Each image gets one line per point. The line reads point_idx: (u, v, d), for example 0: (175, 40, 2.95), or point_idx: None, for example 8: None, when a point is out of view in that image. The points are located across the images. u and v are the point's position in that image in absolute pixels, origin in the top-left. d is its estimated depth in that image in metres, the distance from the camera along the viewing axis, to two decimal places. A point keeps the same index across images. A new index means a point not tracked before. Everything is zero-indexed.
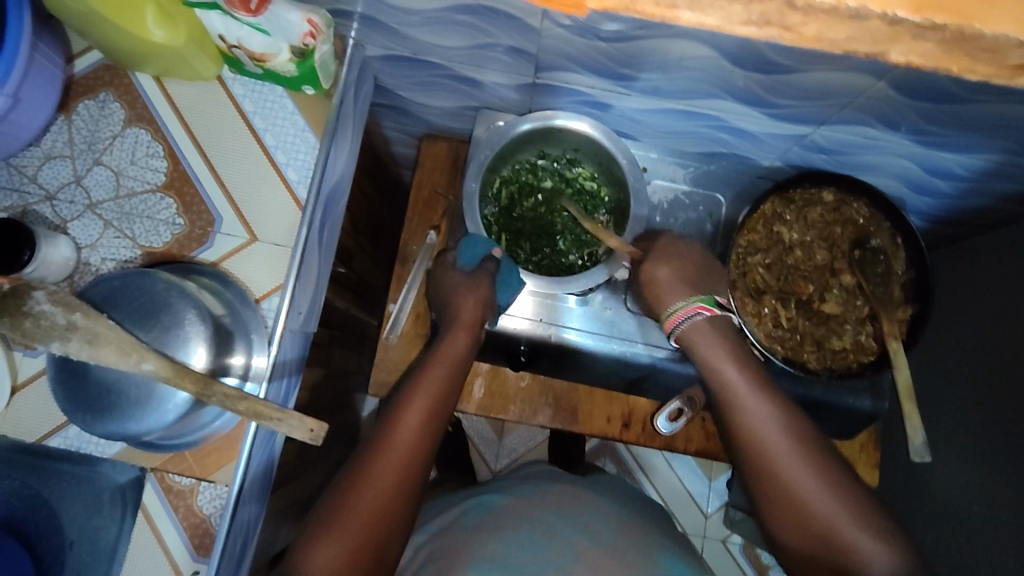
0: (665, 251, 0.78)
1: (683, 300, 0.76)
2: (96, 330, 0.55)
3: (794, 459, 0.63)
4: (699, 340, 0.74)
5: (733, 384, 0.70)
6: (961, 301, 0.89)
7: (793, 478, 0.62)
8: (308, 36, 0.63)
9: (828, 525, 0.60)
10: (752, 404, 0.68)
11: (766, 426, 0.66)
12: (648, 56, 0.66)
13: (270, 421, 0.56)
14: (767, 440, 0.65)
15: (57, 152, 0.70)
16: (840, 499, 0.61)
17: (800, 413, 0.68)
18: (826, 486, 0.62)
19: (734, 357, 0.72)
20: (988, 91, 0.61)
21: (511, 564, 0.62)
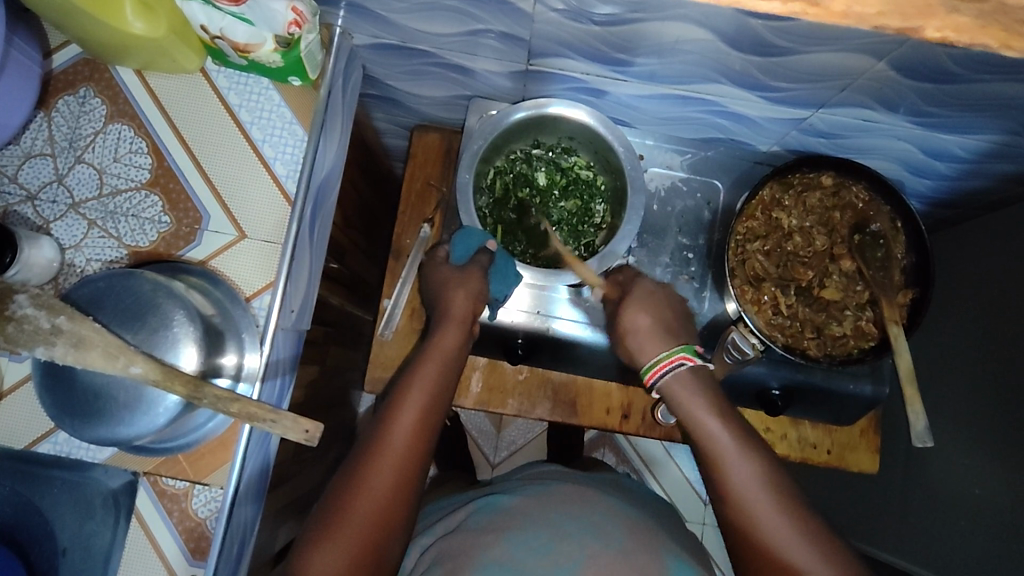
0: (644, 297, 0.75)
1: (663, 353, 0.70)
2: (81, 333, 0.53)
3: (774, 517, 0.59)
4: (680, 392, 0.68)
5: (716, 439, 0.64)
6: (961, 283, 0.89)
7: (779, 544, 0.58)
8: (293, 25, 0.60)
9: None
10: (733, 460, 0.63)
11: (750, 487, 0.61)
12: (643, 40, 0.65)
13: (264, 422, 0.55)
14: (750, 502, 0.60)
15: (37, 150, 0.68)
16: (828, 569, 0.56)
17: (779, 464, 0.63)
18: (811, 550, 0.57)
19: (716, 410, 0.66)
20: (989, 68, 0.60)
21: (521, 567, 0.61)
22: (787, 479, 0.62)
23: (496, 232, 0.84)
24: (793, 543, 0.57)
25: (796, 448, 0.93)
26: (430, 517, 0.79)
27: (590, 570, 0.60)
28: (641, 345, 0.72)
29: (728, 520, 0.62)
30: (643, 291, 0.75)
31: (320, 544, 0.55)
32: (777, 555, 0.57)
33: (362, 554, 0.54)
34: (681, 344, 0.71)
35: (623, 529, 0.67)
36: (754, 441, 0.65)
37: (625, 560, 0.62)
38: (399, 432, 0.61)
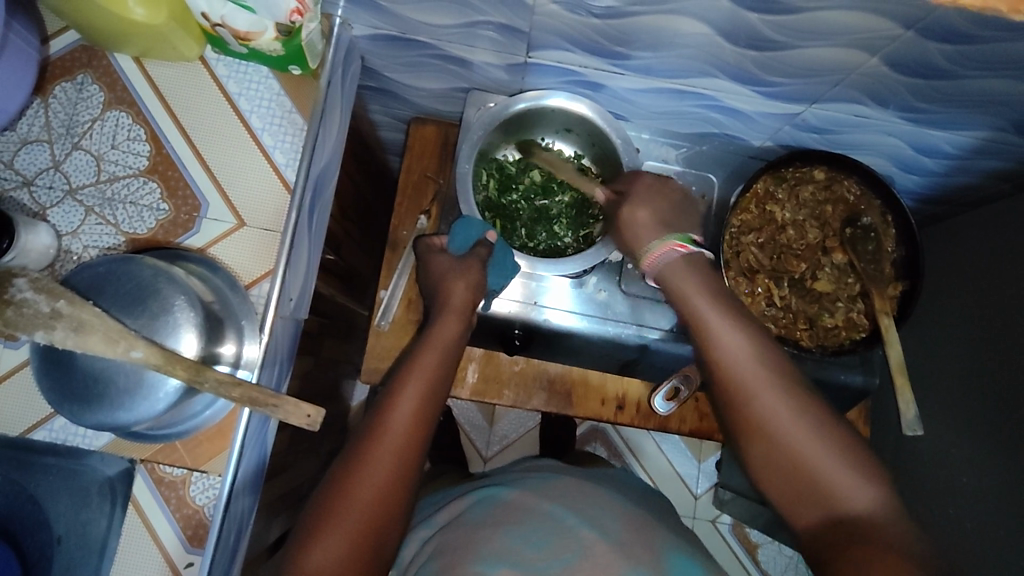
0: (648, 189, 0.70)
1: (657, 240, 0.66)
2: (80, 317, 0.53)
3: (772, 392, 0.56)
4: (674, 279, 0.64)
5: (713, 324, 0.60)
6: (947, 278, 0.91)
7: (772, 416, 0.55)
8: (295, 13, 0.60)
9: (813, 470, 0.53)
10: (723, 333, 0.59)
11: (742, 358, 0.58)
12: (642, 33, 0.66)
13: (265, 408, 0.56)
14: (742, 376, 0.57)
15: (33, 136, 0.67)
16: (822, 436, 0.54)
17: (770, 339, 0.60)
18: (811, 426, 0.54)
19: (710, 296, 0.62)
20: (979, 63, 0.62)
21: (517, 559, 0.61)
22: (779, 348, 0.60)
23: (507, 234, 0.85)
24: (788, 412, 0.55)
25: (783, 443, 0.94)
26: (426, 510, 0.80)
27: (588, 563, 0.60)
28: (637, 238, 0.68)
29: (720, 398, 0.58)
30: (648, 184, 0.71)
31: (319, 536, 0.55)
32: (770, 429, 0.55)
33: (360, 546, 0.54)
34: (679, 233, 0.66)
35: (622, 521, 0.68)
36: (744, 316, 0.61)
37: (625, 554, 0.62)
38: (397, 422, 0.60)
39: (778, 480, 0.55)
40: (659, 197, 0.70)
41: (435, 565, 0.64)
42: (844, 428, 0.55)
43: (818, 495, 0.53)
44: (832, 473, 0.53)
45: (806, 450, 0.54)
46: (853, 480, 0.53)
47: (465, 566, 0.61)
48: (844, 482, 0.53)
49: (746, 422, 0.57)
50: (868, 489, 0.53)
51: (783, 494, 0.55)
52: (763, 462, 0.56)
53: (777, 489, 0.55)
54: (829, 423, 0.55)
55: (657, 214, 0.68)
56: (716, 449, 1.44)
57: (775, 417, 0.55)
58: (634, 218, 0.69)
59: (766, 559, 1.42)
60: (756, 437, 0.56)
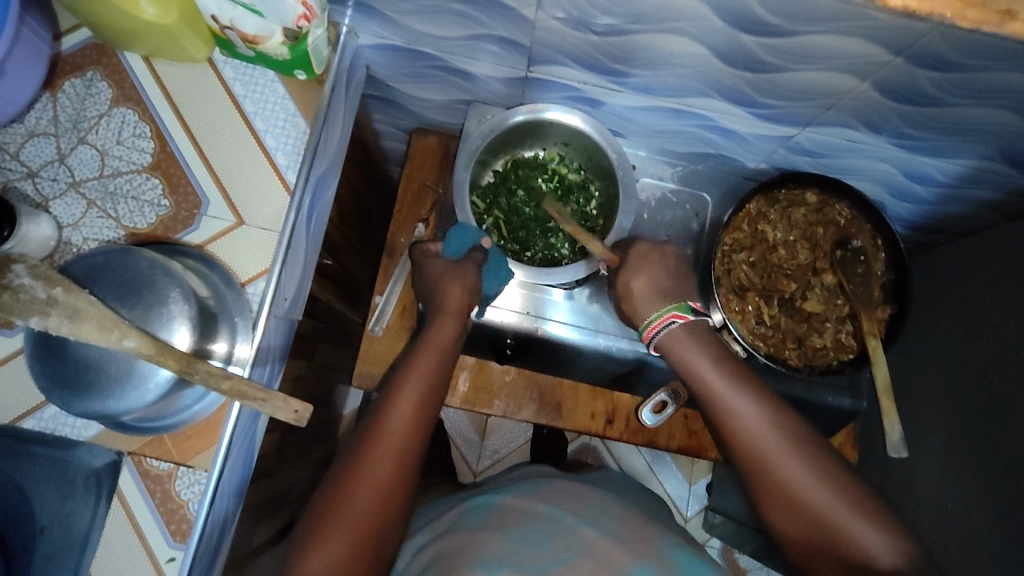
0: (643, 258, 0.72)
1: (656, 311, 0.70)
2: (76, 305, 0.54)
3: (785, 452, 0.61)
4: (676, 344, 0.68)
5: (720, 387, 0.65)
6: (937, 304, 0.92)
7: (790, 480, 0.60)
8: (302, 19, 0.62)
9: (833, 526, 0.58)
10: (734, 401, 0.64)
11: (756, 425, 0.62)
12: (640, 52, 0.68)
13: (254, 402, 0.56)
14: (759, 442, 0.62)
15: (40, 129, 0.69)
16: (840, 497, 0.59)
17: (778, 399, 0.65)
18: (824, 486, 0.59)
19: (714, 357, 0.67)
20: (967, 92, 0.64)
21: (518, 559, 0.61)
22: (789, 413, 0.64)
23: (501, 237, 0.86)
24: (805, 476, 0.60)
25: None
26: (423, 516, 0.80)
27: (588, 560, 0.60)
28: (632, 306, 0.72)
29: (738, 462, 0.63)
30: (642, 251, 0.73)
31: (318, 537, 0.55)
32: (789, 488, 0.60)
33: (359, 547, 0.54)
34: (676, 302, 0.70)
35: (620, 521, 0.69)
36: (750, 379, 0.66)
37: (630, 551, 0.63)
38: (395, 425, 0.61)
39: (801, 538, 0.60)
40: (656, 264, 0.72)
41: (433, 569, 0.64)
42: (855, 482, 0.60)
43: (842, 553, 0.57)
44: (851, 527, 0.57)
45: (826, 510, 0.58)
46: (873, 536, 0.56)
47: (464, 567, 0.61)
48: (863, 536, 0.57)
49: (767, 485, 0.61)
50: (885, 542, 0.56)
51: (807, 552, 0.59)
52: (787, 522, 0.60)
53: (799, 545, 0.60)
54: (843, 483, 0.59)
55: (655, 282, 0.71)
56: (706, 471, 1.44)
57: (793, 477, 0.60)
58: (631, 287, 0.71)
59: None
60: (779, 500, 0.60)
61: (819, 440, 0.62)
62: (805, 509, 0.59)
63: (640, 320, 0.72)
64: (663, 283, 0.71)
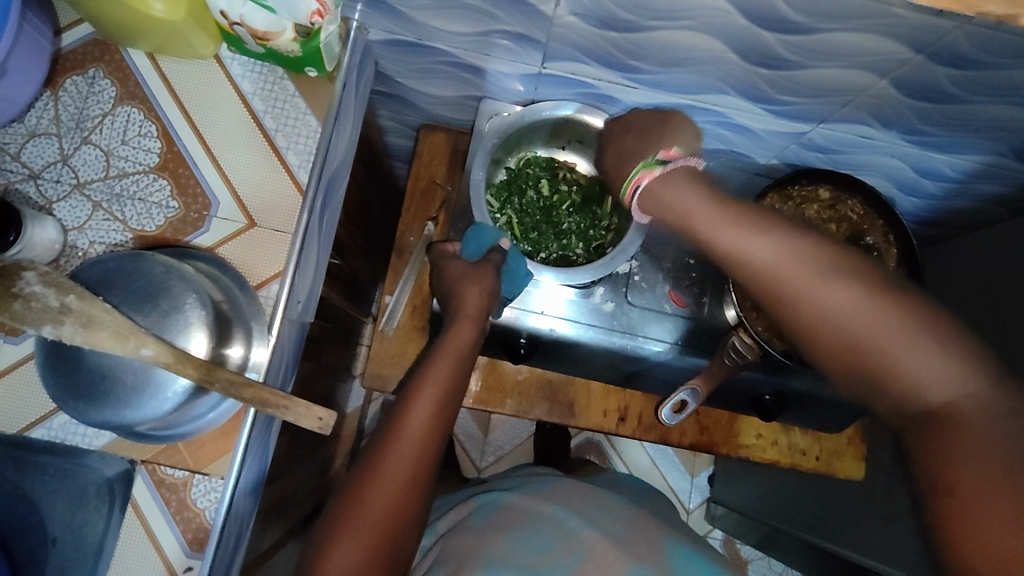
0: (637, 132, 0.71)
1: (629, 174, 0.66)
2: (90, 313, 0.52)
3: (816, 277, 0.51)
4: (670, 197, 0.60)
5: (733, 234, 0.55)
6: (945, 298, 0.92)
7: (818, 301, 0.51)
8: (315, 15, 0.61)
9: (879, 359, 0.49)
10: (749, 245, 0.54)
11: (775, 253, 0.53)
12: (658, 48, 0.67)
13: (276, 409, 0.56)
14: (787, 281, 0.53)
15: (42, 129, 0.66)
16: (883, 312, 0.49)
17: (806, 231, 0.54)
18: (867, 305, 0.50)
19: (714, 201, 0.58)
20: (986, 88, 0.63)
21: (523, 563, 0.61)
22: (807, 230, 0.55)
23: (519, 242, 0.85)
24: (841, 300, 0.50)
25: (786, 453, 0.95)
26: (438, 510, 0.80)
27: (591, 565, 0.60)
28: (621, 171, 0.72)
29: (761, 295, 0.55)
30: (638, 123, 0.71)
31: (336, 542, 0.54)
32: (824, 322, 0.51)
33: (377, 553, 0.53)
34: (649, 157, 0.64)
35: (625, 522, 0.68)
36: (775, 216, 0.55)
37: (635, 553, 0.62)
38: (413, 428, 0.60)
39: (848, 372, 0.51)
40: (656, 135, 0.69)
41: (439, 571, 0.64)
42: (905, 293, 0.50)
43: (895, 382, 0.48)
44: (902, 351, 0.48)
45: (869, 349, 0.49)
46: (923, 353, 0.48)
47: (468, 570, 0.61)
48: (917, 363, 0.48)
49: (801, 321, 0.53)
50: (945, 363, 0.47)
51: (865, 389, 0.51)
52: (831, 361, 0.52)
53: (841, 368, 0.52)
54: (891, 294, 0.50)
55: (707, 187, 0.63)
56: (708, 464, 1.45)
57: (831, 312, 0.51)
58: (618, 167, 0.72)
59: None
60: (819, 340, 0.52)
61: (853, 253, 0.53)
62: (848, 339, 0.50)
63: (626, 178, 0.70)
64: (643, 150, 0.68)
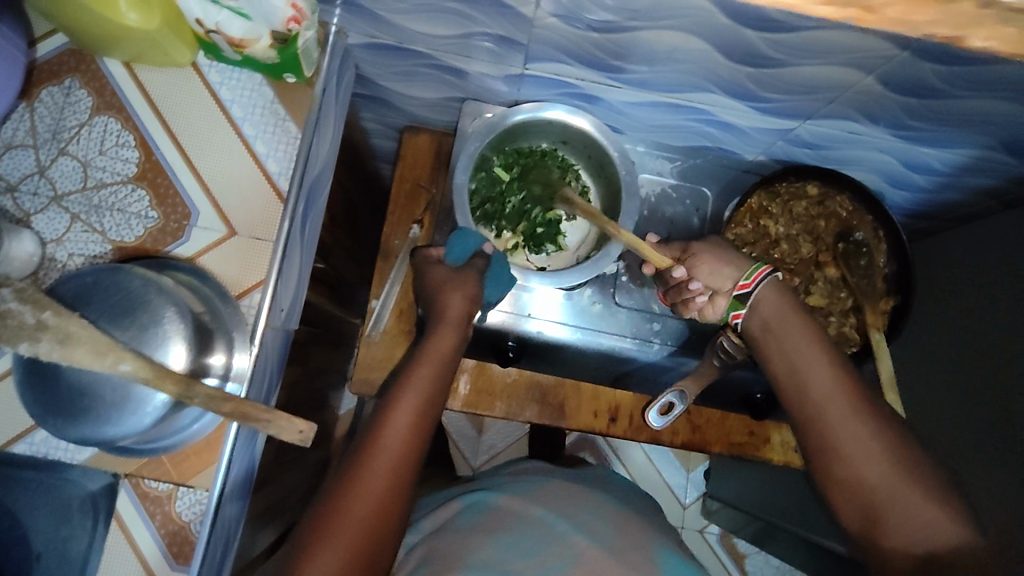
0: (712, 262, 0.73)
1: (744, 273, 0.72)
2: (68, 329, 0.51)
3: (846, 415, 0.62)
4: (769, 306, 0.70)
5: (797, 343, 0.66)
6: (935, 291, 0.92)
7: (860, 462, 0.60)
8: (291, 21, 0.60)
9: (876, 494, 0.59)
10: (806, 360, 0.65)
11: (831, 395, 0.63)
12: (641, 48, 0.66)
13: (258, 422, 0.54)
14: (824, 413, 0.63)
15: (17, 141, 0.66)
16: (900, 472, 0.59)
17: (853, 372, 0.65)
18: (882, 466, 0.59)
19: (813, 335, 0.66)
20: (973, 84, 0.63)
21: (508, 567, 0.60)
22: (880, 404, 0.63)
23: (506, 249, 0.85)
24: (874, 452, 0.60)
25: (780, 451, 0.94)
26: (421, 510, 0.79)
27: (579, 569, 0.60)
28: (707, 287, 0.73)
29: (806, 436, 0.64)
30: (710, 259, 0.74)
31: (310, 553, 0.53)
32: (844, 449, 0.61)
33: (356, 562, 0.53)
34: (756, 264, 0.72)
35: (615, 527, 0.68)
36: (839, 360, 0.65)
37: (624, 562, 0.62)
38: (392, 437, 0.60)
39: (849, 503, 0.61)
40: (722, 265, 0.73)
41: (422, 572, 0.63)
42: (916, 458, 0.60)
43: (900, 532, 0.57)
44: (901, 513, 0.58)
45: (883, 485, 0.59)
46: (935, 516, 0.56)
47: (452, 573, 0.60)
48: (920, 517, 0.57)
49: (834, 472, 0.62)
50: (943, 523, 0.56)
51: (866, 529, 0.60)
52: (846, 496, 0.61)
53: (853, 491, 0.61)
54: (897, 437, 0.61)
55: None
56: (704, 459, 1.44)
57: (848, 446, 0.61)
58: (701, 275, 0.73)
59: (753, 569, 1.42)
60: (837, 461, 0.62)
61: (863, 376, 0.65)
62: (847, 463, 0.61)
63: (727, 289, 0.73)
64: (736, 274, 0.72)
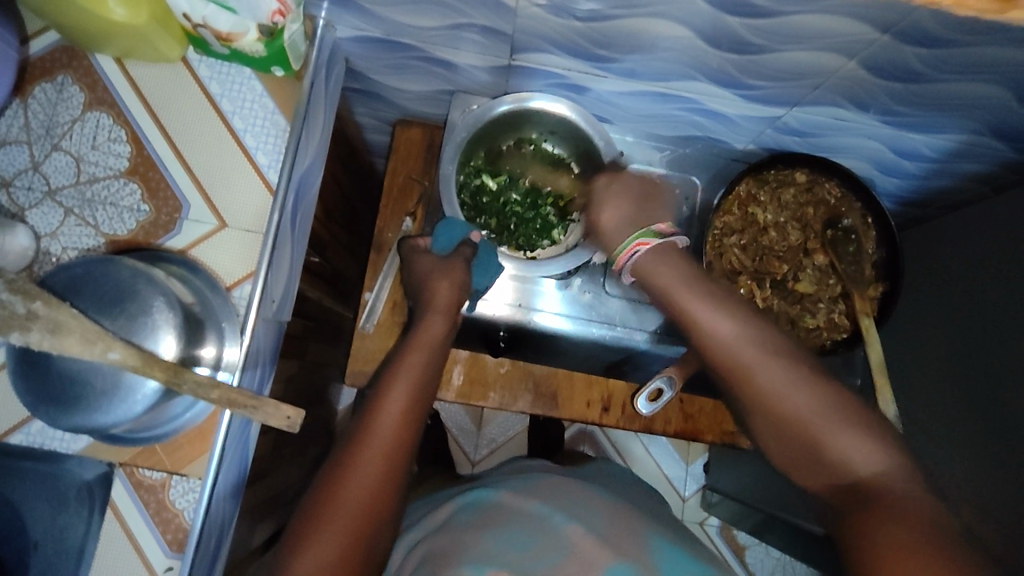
0: (608, 191, 0.74)
1: (625, 240, 0.68)
2: (58, 319, 0.52)
3: (762, 359, 0.57)
4: (654, 269, 0.65)
5: (688, 302, 0.62)
6: (928, 278, 0.92)
7: (776, 400, 0.56)
8: (277, 14, 0.60)
9: (812, 434, 0.54)
10: (699, 310, 0.61)
11: (732, 342, 0.59)
12: (625, 37, 0.66)
13: (244, 409, 0.56)
14: (738, 356, 0.58)
15: (12, 137, 0.67)
16: (823, 404, 0.55)
17: (763, 320, 0.61)
18: (813, 398, 0.55)
19: (690, 280, 0.63)
20: (955, 67, 0.63)
21: (505, 560, 0.61)
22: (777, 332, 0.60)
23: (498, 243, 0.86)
24: (786, 385, 0.56)
25: None
26: (412, 515, 0.79)
27: (575, 561, 0.61)
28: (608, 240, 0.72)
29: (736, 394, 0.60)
30: (604, 185, 0.75)
31: (306, 542, 0.53)
32: (769, 398, 0.56)
33: (351, 550, 0.53)
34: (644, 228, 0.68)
35: (605, 517, 0.69)
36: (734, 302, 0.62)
37: (618, 548, 0.63)
38: (383, 425, 0.60)
39: (793, 455, 0.56)
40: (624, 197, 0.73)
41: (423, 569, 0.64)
42: (847, 395, 0.56)
43: (826, 467, 0.54)
44: (835, 438, 0.53)
45: (808, 420, 0.55)
46: (861, 445, 0.52)
47: (451, 567, 0.61)
48: (849, 446, 0.53)
49: (768, 425, 0.57)
50: (871, 448, 0.52)
51: (800, 468, 0.56)
52: (780, 444, 0.56)
53: (783, 439, 0.56)
54: (820, 376, 0.56)
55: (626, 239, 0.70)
56: (703, 451, 1.45)
57: (776, 393, 0.56)
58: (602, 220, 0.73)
59: (754, 561, 1.43)
60: (762, 411, 0.57)
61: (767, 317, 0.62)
62: (777, 407, 0.56)
63: (614, 248, 0.71)
64: (629, 214, 0.71)
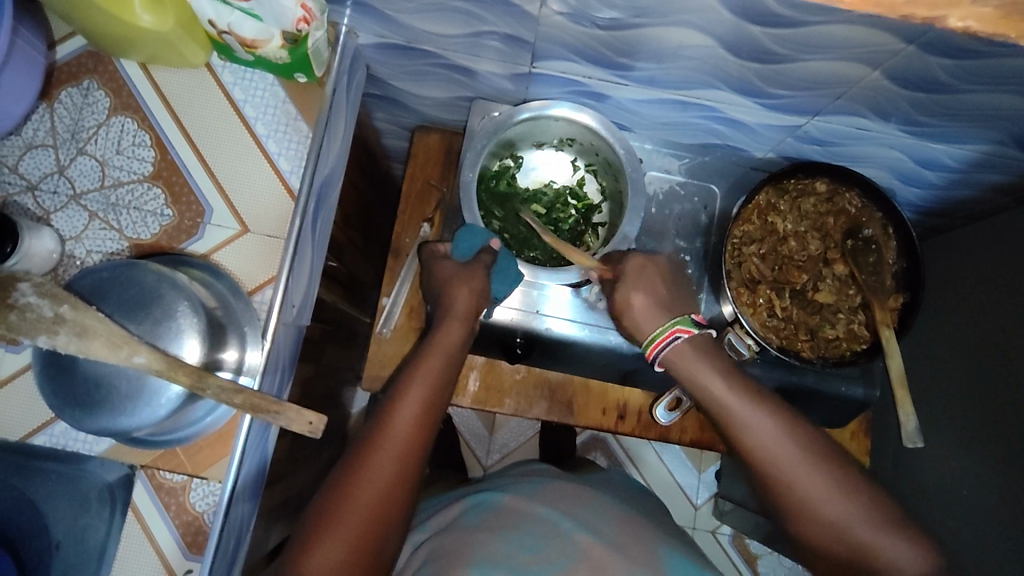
0: (639, 273, 0.72)
1: (660, 325, 0.69)
2: (84, 323, 0.53)
3: (804, 465, 0.60)
4: (685, 364, 0.67)
5: (732, 406, 0.63)
6: (948, 291, 0.91)
7: (819, 506, 0.59)
8: (301, 21, 0.61)
9: (859, 541, 0.58)
10: (748, 418, 0.62)
11: (779, 450, 0.61)
12: (645, 45, 0.66)
13: (267, 414, 0.56)
14: (776, 459, 0.61)
15: (38, 141, 0.68)
16: (864, 511, 0.58)
17: (795, 413, 0.63)
18: (849, 499, 0.59)
19: (725, 373, 0.65)
20: (980, 78, 0.62)
21: (513, 563, 0.61)
22: (810, 429, 0.63)
23: (520, 252, 0.86)
24: (829, 489, 0.59)
25: None
26: (426, 511, 0.80)
27: (583, 567, 0.60)
28: (636, 322, 0.71)
29: (768, 491, 0.62)
30: (638, 265, 0.73)
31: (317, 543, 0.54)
32: (815, 506, 0.59)
33: (360, 551, 0.54)
34: (678, 316, 0.69)
35: (616, 525, 0.69)
36: (761, 393, 0.64)
37: (630, 557, 0.63)
38: (398, 429, 0.60)
39: (828, 556, 0.59)
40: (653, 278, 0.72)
41: (429, 568, 0.63)
42: (878, 493, 0.60)
43: (868, 567, 0.58)
44: (876, 540, 0.58)
45: (855, 527, 0.58)
46: (902, 546, 0.57)
47: (459, 567, 0.61)
48: (888, 547, 0.57)
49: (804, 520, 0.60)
50: (908, 550, 0.57)
51: (828, 563, 0.60)
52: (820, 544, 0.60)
53: (822, 544, 0.60)
54: (855, 476, 0.60)
55: (653, 297, 0.70)
56: (715, 459, 1.44)
57: (820, 499, 0.59)
58: (629, 302, 0.71)
59: (766, 570, 1.42)
60: (806, 516, 0.60)
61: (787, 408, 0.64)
62: (822, 516, 0.59)
63: (643, 335, 0.70)
64: (662, 296, 0.71)
